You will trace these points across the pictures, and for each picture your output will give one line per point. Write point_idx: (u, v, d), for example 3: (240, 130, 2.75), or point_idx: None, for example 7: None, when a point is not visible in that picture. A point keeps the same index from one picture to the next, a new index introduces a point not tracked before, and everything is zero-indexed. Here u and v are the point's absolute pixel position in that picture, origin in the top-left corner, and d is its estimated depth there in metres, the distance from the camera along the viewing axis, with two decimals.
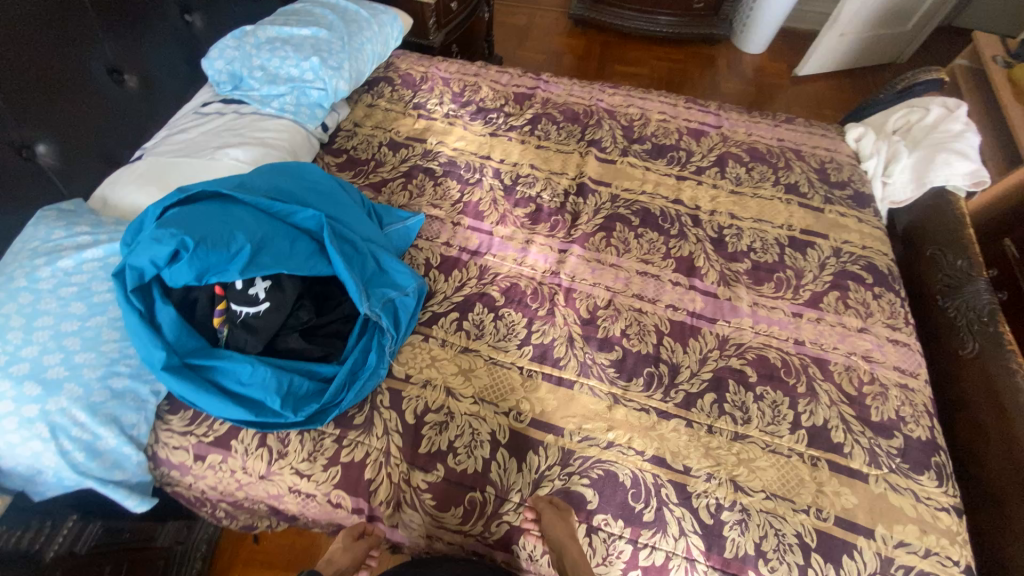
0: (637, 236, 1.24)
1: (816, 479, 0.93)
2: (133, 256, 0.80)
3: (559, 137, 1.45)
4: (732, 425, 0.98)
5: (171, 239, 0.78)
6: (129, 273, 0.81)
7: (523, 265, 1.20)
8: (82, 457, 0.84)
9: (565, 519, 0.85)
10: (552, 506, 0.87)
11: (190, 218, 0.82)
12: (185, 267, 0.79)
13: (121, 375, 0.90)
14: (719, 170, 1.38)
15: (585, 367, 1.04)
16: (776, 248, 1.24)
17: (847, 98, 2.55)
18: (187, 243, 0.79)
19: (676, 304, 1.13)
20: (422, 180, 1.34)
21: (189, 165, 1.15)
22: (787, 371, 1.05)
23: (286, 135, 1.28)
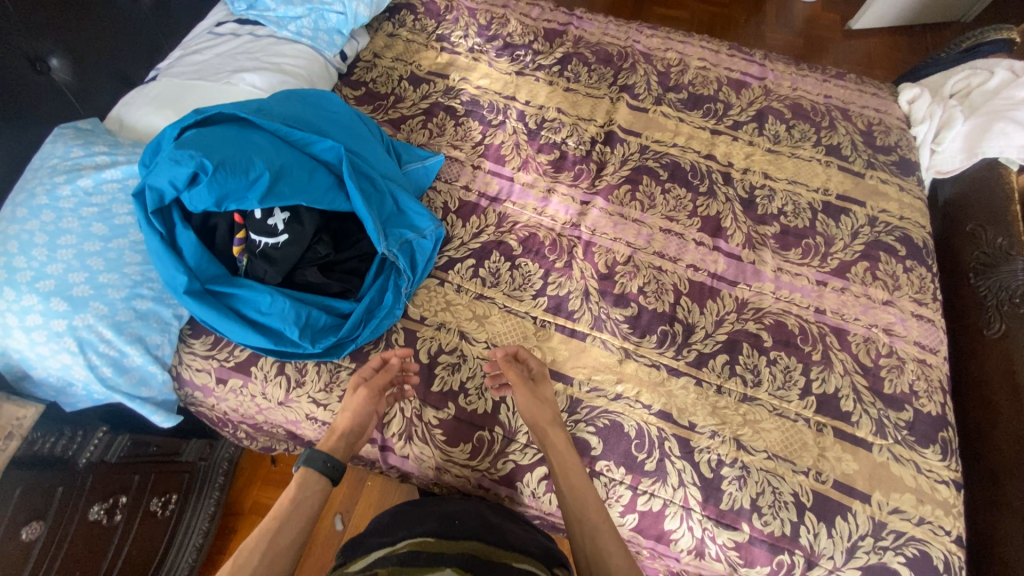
0: (664, 191, 1.19)
1: (820, 444, 0.94)
2: (152, 176, 0.78)
3: (589, 80, 1.36)
4: (742, 387, 0.98)
5: (189, 161, 0.76)
6: (149, 194, 0.79)
7: (543, 215, 1.17)
8: (110, 372, 0.88)
9: (540, 396, 0.91)
10: (523, 380, 0.91)
11: (209, 140, 0.80)
12: (204, 191, 0.77)
13: (145, 297, 0.92)
14: (757, 126, 1.30)
15: (598, 322, 1.03)
16: (809, 213, 1.18)
17: (903, 56, 2.34)
18: (206, 166, 0.77)
19: (697, 264, 1.11)
20: (442, 119, 1.28)
21: (204, 89, 1.11)
22: (804, 338, 1.04)
23: (304, 62, 1.22)
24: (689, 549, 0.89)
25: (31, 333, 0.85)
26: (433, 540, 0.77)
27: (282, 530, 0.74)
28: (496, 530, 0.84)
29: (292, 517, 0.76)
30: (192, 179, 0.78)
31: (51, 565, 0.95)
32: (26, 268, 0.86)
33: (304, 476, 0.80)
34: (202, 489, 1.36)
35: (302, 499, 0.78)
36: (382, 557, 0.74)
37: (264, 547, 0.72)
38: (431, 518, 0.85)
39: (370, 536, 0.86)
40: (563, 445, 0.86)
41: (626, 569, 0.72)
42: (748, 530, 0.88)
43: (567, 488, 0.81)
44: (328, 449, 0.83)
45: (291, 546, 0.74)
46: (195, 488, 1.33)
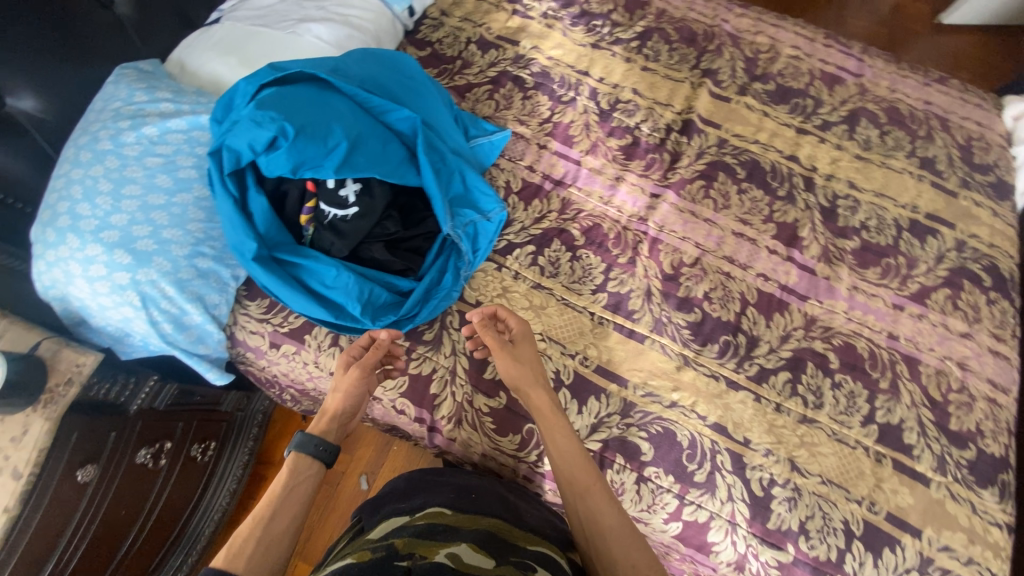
0: (740, 191, 1.12)
1: (876, 474, 0.92)
2: (231, 136, 0.75)
3: (670, 60, 1.27)
4: (802, 407, 0.95)
5: (271, 123, 0.73)
6: (226, 153, 0.76)
7: (610, 205, 1.11)
8: (170, 329, 0.88)
9: (519, 358, 0.89)
10: (500, 343, 0.90)
11: (288, 101, 0.76)
12: (282, 157, 0.74)
13: (206, 256, 0.90)
14: (847, 128, 1.21)
15: (659, 325, 1.00)
16: (893, 230, 1.11)
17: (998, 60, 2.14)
18: (286, 130, 0.74)
19: (768, 274, 1.05)
20: (511, 90, 1.21)
21: (269, 37, 1.05)
22: (872, 364, 0.99)
23: (372, 16, 1.14)
24: (730, 562, 0.88)
25: (95, 283, 0.85)
26: (449, 514, 0.78)
27: (276, 517, 0.74)
28: (511, 505, 0.86)
29: (284, 504, 0.76)
30: (272, 142, 0.75)
31: (101, 503, 0.99)
32: (90, 216, 0.84)
33: (295, 463, 0.79)
34: (237, 438, 1.40)
35: (294, 484, 0.78)
36: (400, 527, 0.75)
37: (259, 535, 0.72)
38: (448, 489, 0.86)
39: (386, 501, 0.89)
40: (547, 408, 0.86)
41: (616, 527, 0.75)
42: (793, 551, 0.87)
43: (556, 453, 0.82)
44: (319, 433, 0.83)
45: (287, 532, 0.74)
46: (232, 437, 1.38)
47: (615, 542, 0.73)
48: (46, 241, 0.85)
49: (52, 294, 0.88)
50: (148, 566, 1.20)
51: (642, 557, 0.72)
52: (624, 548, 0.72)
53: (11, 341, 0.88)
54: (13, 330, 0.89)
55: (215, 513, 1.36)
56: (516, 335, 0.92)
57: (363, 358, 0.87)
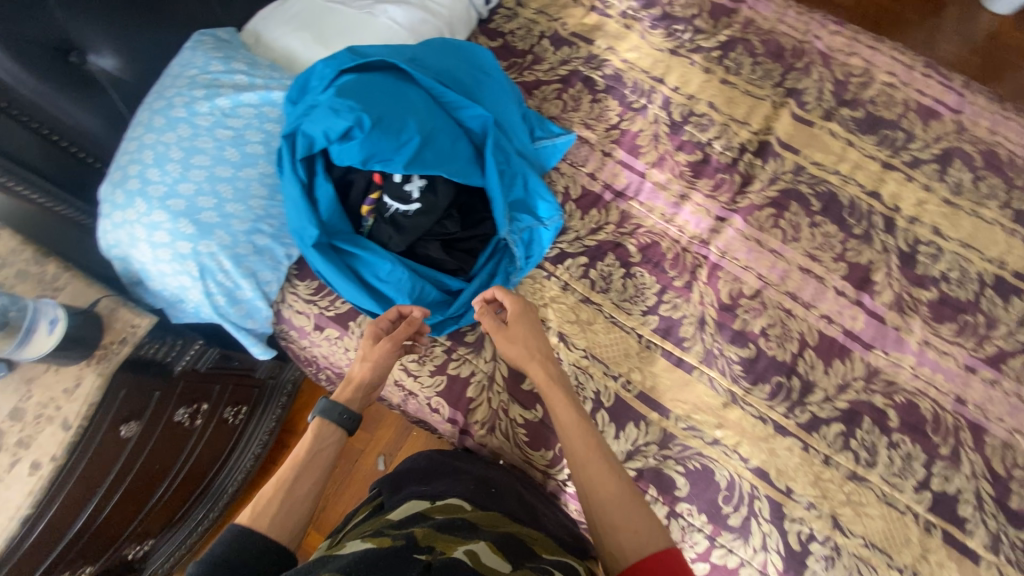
0: (812, 224, 1.06)
1: (925, 545, 0.85)
2: (309, 123, 0.79)
3: (752, 75, 1.19)
4: (852, 464, 0.90)
5: (349, 114, 0.76)
6: (301, 139, 0.80)
7: (671, 223, 1.06)
8: (223, 302, 0.89)
9: (516, 339, 0.85)
10: (496, 325, 0.86)
11: (366, 93, 0.78)
12: (355, 148, 0.77)
13: (264, 234, 0.91)
14: (938, 169, 1.12)
15: (709, 356, 0.96)
16: (976, 285, 1.02)
17: None
18: (363, 122, 0.77)
19: (832, 316, 0.99)
20: (580, 91, 1.16)
21: (345, 17, 1.03)
22: (935, 428, 0.92)
23: (448, 2, 1.11)
24: None
25: (157, 249, 0.86)
26: (469, 509, 0.73)
27: (299, 481, 0.72)
28: (532, 512, 0.82)
29: (307, 469, 0.73)
30: (345, 132, 0.78)
31: (139, 457, 1.01)
32: (159, 182, 0.86)
33: (319, 427, 0.77)
34: (267, 404, 1.43)
35: (319, 450, 0.76)
36: (419, 516, 0.70)
37: (282, 497, 0.69)
38: (468, 480, 0.82)
39: (407, 480, 0.84)
40: (548, 383, 0.81)
41: (616, 494, 0.71)
42: None
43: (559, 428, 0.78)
44: (344, 401, 0.80)
45: (309, 497, 0.72)
46: (262, 402, 1.41)
47: (615, 511, 0.70)
48: (114, 202, 0.86)
49: (114, 253, 0.90)
50: (173, 516, 1.22)
51: (644, 524, 0.69)
52: (626, 517, 0.69)
53: (71, 295, 0.89)
54: (75, 285, 0.90)
55: (238, 474, 1.39)
56: (512, 309, 0.88)
57: (393, 332, 0.84)
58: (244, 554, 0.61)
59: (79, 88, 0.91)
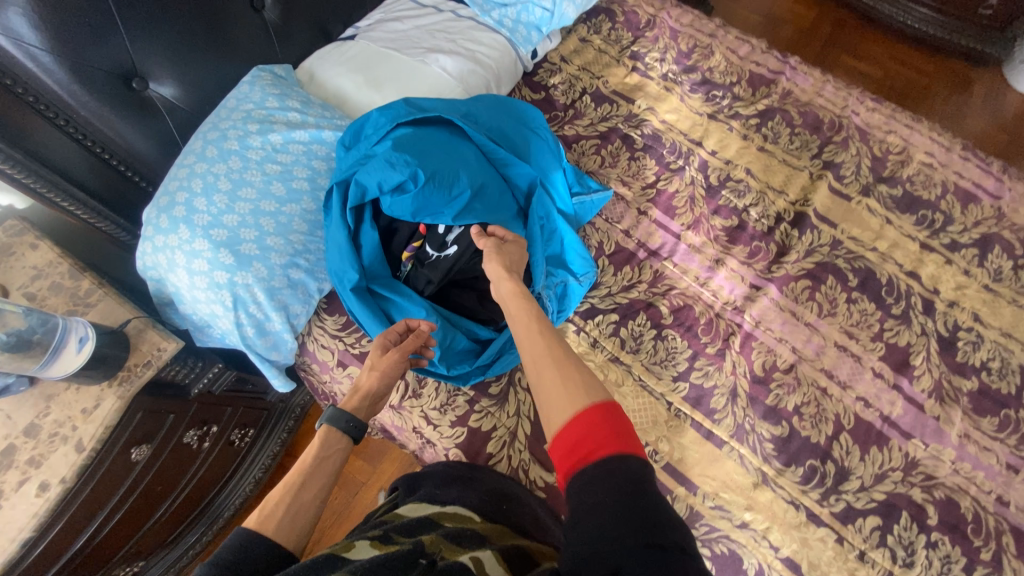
0: (849, 300, 1.04)
1: None
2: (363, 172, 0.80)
3: (790, 145, 1.20)
4: (889, 563, 0.84)
5: (404, 168, 0.78)
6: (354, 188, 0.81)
7: (705, 287, 1.05)
8: (252, 333, 0.88)
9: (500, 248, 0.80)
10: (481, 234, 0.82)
11: (421, 146, 0.81)
12: (407, 201, 0.79)
13: (300, 268, 0.91)
14: (977, 254, 1.10)
15: (740, 432, 0.92)
16: (1018, 379, 0.99)
17: None
18: (417, 176, 0.79)
19: (869, 400, 0.96)
20: (618, 148, 1.17)
21: (398, 63, 1.06)
22: (976, 529, 0.87)
23: (497, 55, 1.14)
24: None
25: (194, 276, 0.86)
26: (478, 521, 0.69)
27: (307, 484, 0.68)
28: (544, 531, 0.77)
29: (314, 473, 0.70)
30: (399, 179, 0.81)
31: (144, 478, 0.97)
32: (205, 211, 0.86)
33: (325, 435, 0.73)
34: (274, 427, 1.40)
35: (324, 457, 0.72)
36: (430, 523, 0.67)
37: (289, 502, 0.65)
38: (481, 491, 0.78)
39: (426, 482, 0.81)
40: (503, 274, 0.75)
41: (556, 354, 0.62)
42: None
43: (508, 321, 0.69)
44: (350, 409, 0.76)
45: (315, 502, 0.67)
46: (269, 425, 1.38)
47: (552, 369, 0.60)
48: (158, 226, 0.87)
49: (150, 275, 0.90)
50: (168, 537, 1.16)
51: (582, 380, 0.58)
52: (560, 376, 0.59)
53: (101, 314, 0.89)
54: (106, 303, 0.90)
55: (237, 497, 1.33)
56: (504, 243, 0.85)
57: (402, 344, 0.81)
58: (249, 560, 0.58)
59: (136, 112, 0.93)
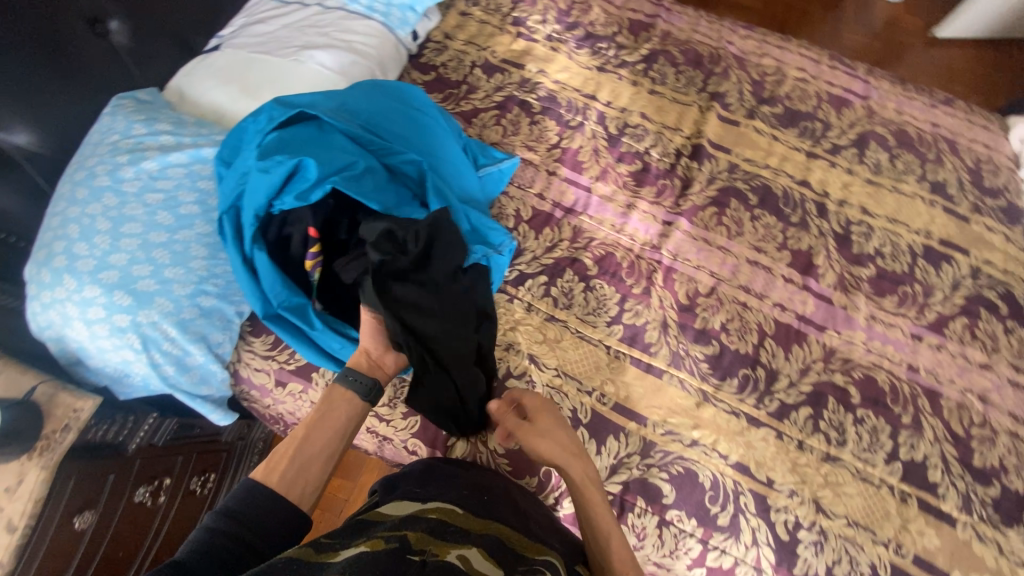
0: (753, 218, 1.11)
1: (902, 515, 0.89)
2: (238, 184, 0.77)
3: (677, 83, 1.25)
4: (825, 445, 0.92)
5: (276, 163, 0.75)
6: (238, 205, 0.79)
7: (622, 233, 1.09)
8: (173, 371, 0.84)
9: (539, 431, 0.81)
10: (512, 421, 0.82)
11: (289, 143, 0.78)
12: (288, 198, 0.77)
13: (209, 294, 0.87)
14: (857, 152, 1.19)
15: (676, 359, 0.97)
16: (908, 257, 1.09)
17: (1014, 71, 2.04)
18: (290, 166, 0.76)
19: (785, 304, 1.03)
20: (517, 115, 1.18)
21: (270, 65, 1.03)
22: (894, 398, 0.96)
23: (375, 41, 1.11)
24: None
25: (93, 325, 0.81)
26: (461, 514, 0.70)
27: (309, 438, 0.75)
28: (524, 518, 0.78)
29: (317, 427, 0.76)
30: (289, 197, 0.77)
31: (101, 544, 0.92)
32: (88, 256, 0.81)
33: (330, 393, 0.79)
34: (237, 468, 1.34)
35: (327, 410, 0.78)
36: (411, 518, 0.66)
37: (293, 455, 0.72)
38: (461, 486, 0.78)
39: (403, 481, 0.80)
40: (590, 494, 0.78)
41: None
42: None
43: (591, 532, 0.76)
44: (352, 365, 0.81)
45: (321, 456, 0.74)
46: (231, 465, 1.32)
47: None
48: (40, 282, 0.81)
49: (46, 334, 0.84)
50: None
51: None
52: None
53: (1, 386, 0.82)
54: (4, 375, 0.83)
55: None
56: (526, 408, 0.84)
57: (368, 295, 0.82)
58: (253, 505, 0.66)
59: None
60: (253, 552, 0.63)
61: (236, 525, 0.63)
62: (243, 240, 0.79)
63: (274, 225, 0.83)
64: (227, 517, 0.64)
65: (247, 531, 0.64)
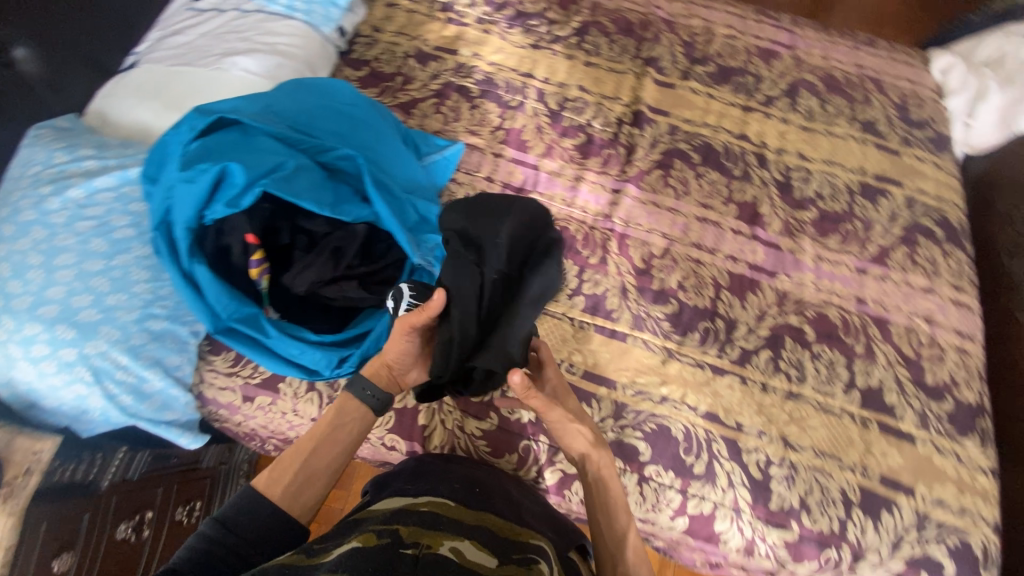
0: (697, 176, 1.13)
1: (865, 439, 0.93)
2: (168, 199, 0.76)
3: (611, 52, 1.26)
4: (787, 383, 0.96)
5: (201, 172, 0.74)
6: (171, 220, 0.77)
7: (573, 206, 1.10)
8: (130, 400, 0.81)
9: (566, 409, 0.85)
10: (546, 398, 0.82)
11: (213, 151, 0.77)
12: (220, 206, 0.76)
13: (159, 317, 0.84)
14: (790, 101, 1.23)
15: (638, 321, 1.00)
16: (847, 196, 1.14)
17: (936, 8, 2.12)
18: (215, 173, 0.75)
19: (736, 255, 1.07)
20: (457, 101, 1.18)
21: (192, 76, 1.00)
22: (846, 330, 1.01)
23: (300, 41, 1.09)
24: (739, 547, 0.89)
25: (38, 364, 0.78)
26: (453, 505, 0.70)
27: (316, 452, 0.72)
28: (518, 507, 0.78)
29: (326, 440, 0.74)
30: (220, 205, 0.76)
31: None
32: (23, 293, 0.78)
33: (344, 404, 0.76)
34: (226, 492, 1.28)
35: (338, 424, 0.75)
36: (403, 512, 0.66)
37: (298, 468, 0.70)
38: (454, 479, 0.78)
39: (394, 479, 0.80)
40: (610, 481, 0.78)
41: None
42: (797, 528, 0.87)
43: (605, 525, 0.75)
44: (369, 376, 0.78)
45: (327, 469, 0.73)
46: (220, 490, 1.25)
47: None
48: None
49: None
50: None
51: None
52: None
53: None
54: None
55: None
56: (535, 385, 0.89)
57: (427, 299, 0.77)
58: (250, 517, 0.66)
59: None
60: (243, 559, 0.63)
61: (231, 537, 0.64)
62: (181, 255, 0.78)
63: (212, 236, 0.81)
64: (223, 527, 0.64)
65: (244, 545, 0.64)
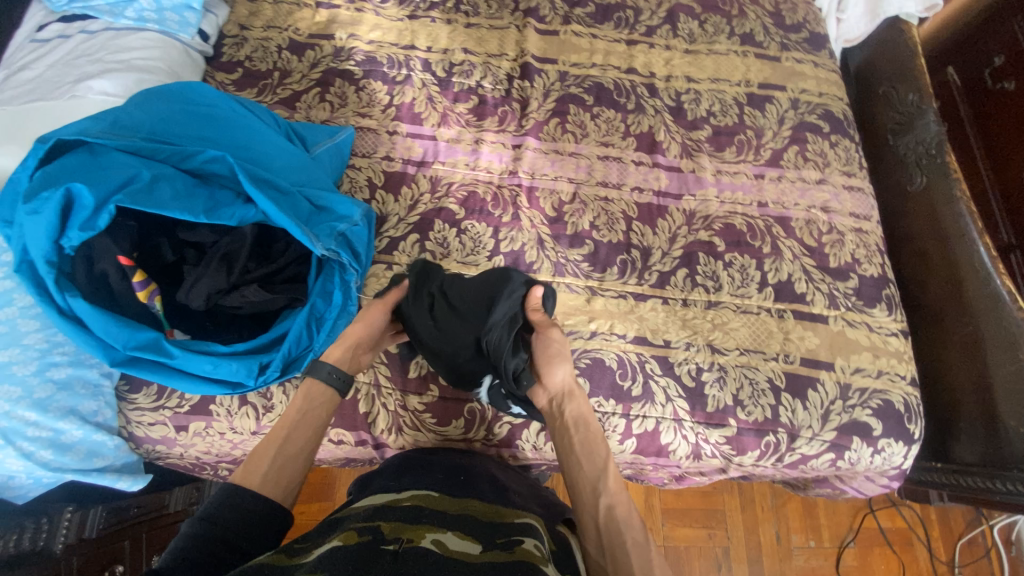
0: (593, 117, 1.15)
1: (783, 329, 0.99)
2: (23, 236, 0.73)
3: (489, 10, 1.25)
4: (706, 295, 1.01)
5: (47, 200, 0.71)
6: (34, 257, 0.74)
7: (477, 169, 1.10)
8: (50, 455, 0.78)
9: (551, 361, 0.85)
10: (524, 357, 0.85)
11: (59, 176, 0.73)
12: (76, 231, 0.73)
13: (60, 365, 0.81)
14: (670, 27, 1.26)
15: (559, 267, 1.02)
16: (736, 109, 1.18)
17: None
18: (64, 198, 0.72)
19: (641, 185, 1.10)
20: (341, 86, 1.14)
21: (44, 110, 0.94)
22: (753, 235, 1.06)
23: (158, 52, 1.03)
24: (687, 454, 0.94)
25: None
26: (437, 497, 0.71)
27: (291, 438, 0.76)
28: (506, 492, 0.79)
29: (300, 425, 0.78)
30: (76, 231, 0.73)
31: None
32: None
33: (311, 389, 0.81)
34: None
35: (308, 409, 0.80)
36: (384, 508, 0.66)
37: (273, 454, 0.73)
38: (437, 472, 0.80)
39: (377, 477, 0.81)
40: (591, 427, 0.81)
41: (638, 540, 0.71)
42: (735, 423, 0.93)
43: (587, 465, 0.77)
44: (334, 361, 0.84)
45: (302, 452, 0.75)
46: None
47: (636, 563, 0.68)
48: None
49: None
50: None
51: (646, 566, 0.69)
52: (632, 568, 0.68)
53: None
54: None
55: None
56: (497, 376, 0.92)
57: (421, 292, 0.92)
58: (232, 506, 0.64)
59: None
60: (224, 546, 0.60)
61: (212, 529, 0.61)
62: (53, 292, 0.75)
63: (84, 266, 0.78)
64: (205, 522, 0.62)
65: (229, 535, 0.62)
